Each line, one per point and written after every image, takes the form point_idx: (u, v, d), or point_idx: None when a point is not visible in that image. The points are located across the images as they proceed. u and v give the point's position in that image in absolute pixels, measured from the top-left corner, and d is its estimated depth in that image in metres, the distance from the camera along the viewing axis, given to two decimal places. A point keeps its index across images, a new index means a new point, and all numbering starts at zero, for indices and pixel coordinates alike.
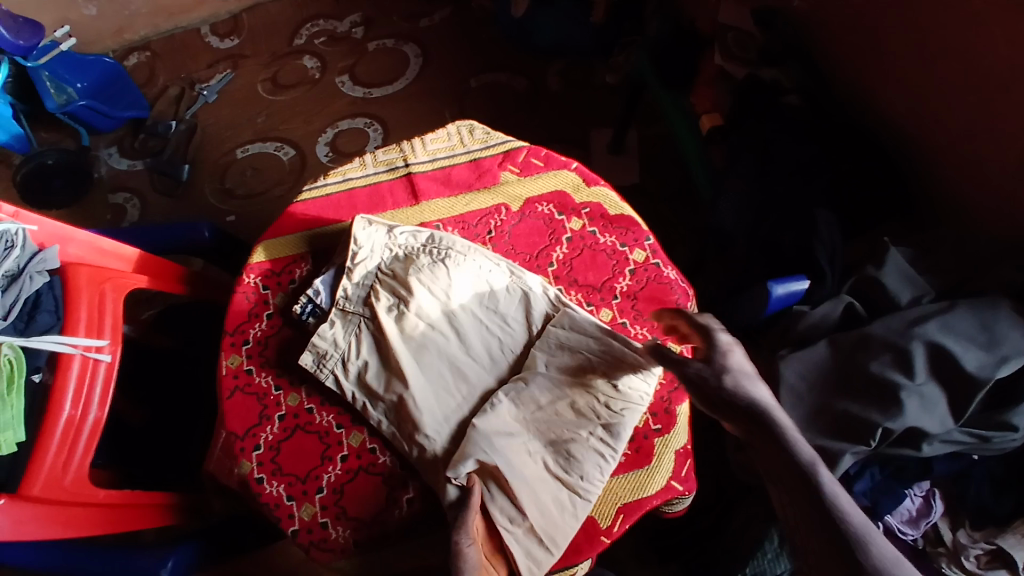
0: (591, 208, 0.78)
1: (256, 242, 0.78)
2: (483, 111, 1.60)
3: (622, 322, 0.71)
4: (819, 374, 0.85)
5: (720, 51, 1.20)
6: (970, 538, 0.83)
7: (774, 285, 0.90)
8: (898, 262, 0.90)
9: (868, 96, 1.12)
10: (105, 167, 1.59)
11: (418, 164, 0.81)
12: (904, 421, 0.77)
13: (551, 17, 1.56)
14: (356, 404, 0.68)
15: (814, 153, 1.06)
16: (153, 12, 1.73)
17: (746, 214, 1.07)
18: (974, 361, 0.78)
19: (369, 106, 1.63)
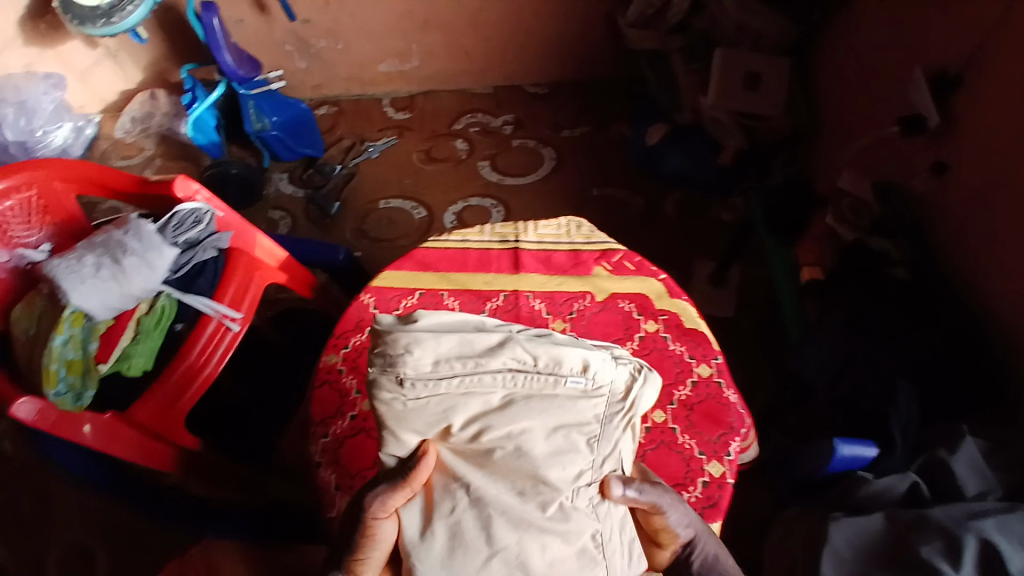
0: (668, 316, 0.86)
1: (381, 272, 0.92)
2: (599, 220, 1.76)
3: (674, 427, 0.78)
4: (868, 548, 0.83)
5: (832, 213, 1.26)
6: None
7: (839, 444, 0.94)
8: (971, 453, 0.88)
9: (972, 288, 1.09)
10: (274, 188, 1.90)
11: (527, 242, 0.93)
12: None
13: (680, 150, 1.75)
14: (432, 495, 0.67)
15: (903, 329, 1.07)
16: (350, 79, 2.03)
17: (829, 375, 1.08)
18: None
19: (499, 192, 1.85)
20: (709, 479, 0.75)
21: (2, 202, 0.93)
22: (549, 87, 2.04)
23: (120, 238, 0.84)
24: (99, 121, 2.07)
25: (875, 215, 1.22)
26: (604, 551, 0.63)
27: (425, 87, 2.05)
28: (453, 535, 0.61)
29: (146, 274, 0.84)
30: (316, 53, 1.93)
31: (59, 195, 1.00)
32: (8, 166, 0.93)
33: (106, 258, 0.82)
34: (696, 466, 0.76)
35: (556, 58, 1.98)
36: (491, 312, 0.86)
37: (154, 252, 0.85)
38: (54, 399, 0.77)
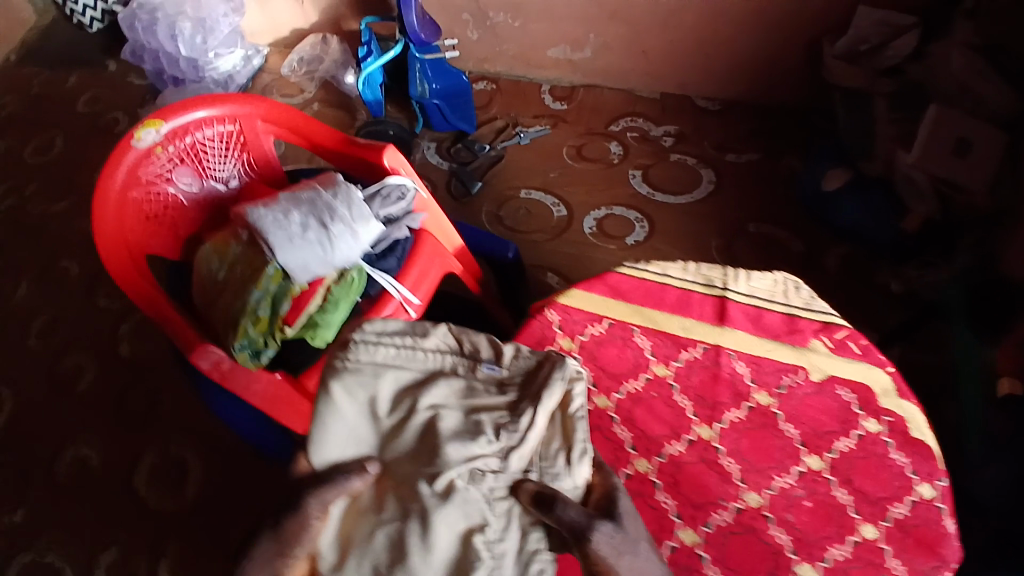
0: (893, 419, 0.74)
1: (568, 286, 0.84)
2: (750, 259, 1.62)
3: (886, 549, 0.66)
4: None
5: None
6: None
7: None
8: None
9: None
10: (420, 155, 1.87)
11: (735, 292, 0.83)
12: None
13: (859, 202, 1.58)
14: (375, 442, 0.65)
15: None
16: (516, 57, 1.97)
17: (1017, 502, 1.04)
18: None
19: (648, 205, 1.73)
20: (677, 545, 0.66)
21: (201, 132, 0.94)
22: (721, 105, 1.91)
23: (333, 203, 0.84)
24: (266, 54, 2.12)
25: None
26: (491, 551, 0.59)
27: (590, 80, 1.98)
28: (393, 545, 0.58)
29: (351, 245, 0.82)
30: (491, 26, 1.89)
31: (259, 137, 0.99)
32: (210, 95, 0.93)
33: (315, 221, 0.81)
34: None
35: (736, 75, 1.84)
36: (687, 363, 0.78)
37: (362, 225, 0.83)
38: (237, 352, 0.80)
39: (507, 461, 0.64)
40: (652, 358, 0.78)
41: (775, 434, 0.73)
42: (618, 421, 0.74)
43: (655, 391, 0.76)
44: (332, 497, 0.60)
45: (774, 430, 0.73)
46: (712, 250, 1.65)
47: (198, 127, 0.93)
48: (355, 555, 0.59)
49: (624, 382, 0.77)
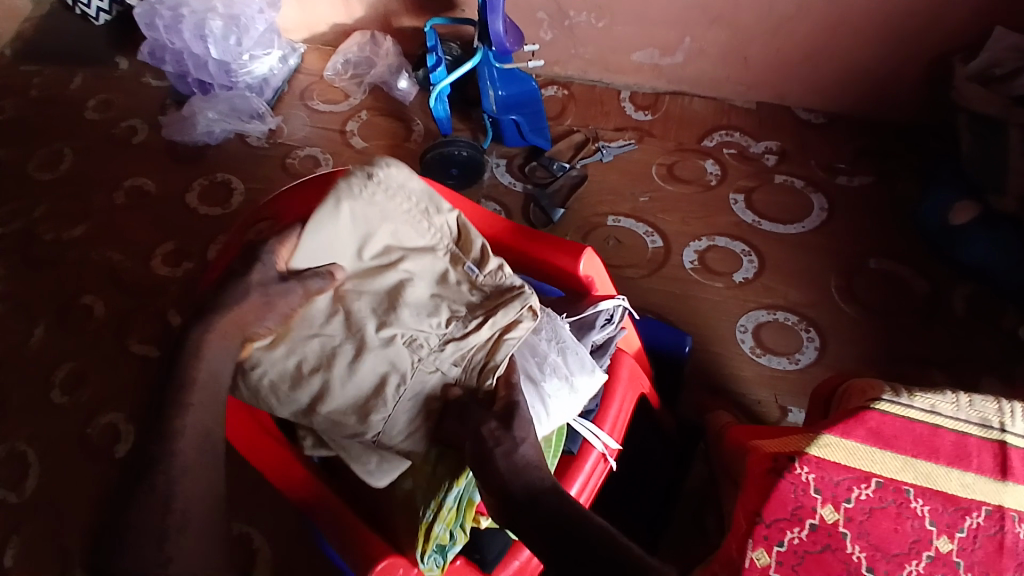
0: None
1: (822, 431, 0.84)
2: (874, 299, 1.45)
3: None
4: None
5: None
6: None
7: None
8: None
9: None
10: (489, 173, 1.67)
11: (1013, 435, 0.82)
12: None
13: (994, 239, 1.39)
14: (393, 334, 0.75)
15: None
16: (593, 61, 1.76)
17: None
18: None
19: (753, 236, 1.55)
20: None
21: None
22: (824, 118, 1.72)
23: (540, 346, 0.82)
24: (303, 52, 1.92)
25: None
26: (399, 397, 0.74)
27: (674, 87, 1.77)
28: (362, 371, 0.73)
29: (566, 397, 0.80)
30: (569, 26, 1.68)
31: None
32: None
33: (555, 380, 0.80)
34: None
35: (845, 86, 1.66)
36: (973, 533, 0.77)
37: (578, 374, 0.81)
38: (425, 564, 0.72)
39: (445, 347, 0.77)
40: (935, 530, 0.78)
41: None
42: None
43: (942, 573, 0.76)
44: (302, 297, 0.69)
45: None
46: (831, 289, 1.47)
47: None
48: (287, 346, 0.72)
49: (907, 564, 0.76)
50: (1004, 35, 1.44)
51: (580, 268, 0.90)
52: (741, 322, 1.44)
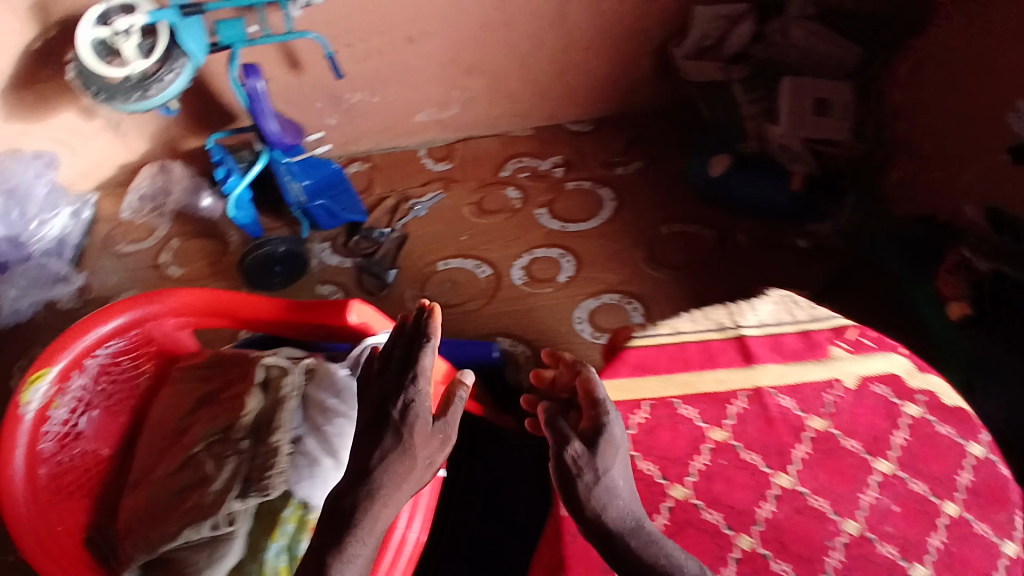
0: (927, 396, 0.88)
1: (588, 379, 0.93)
2: (675, 258, 1.68)
3: (968, 517, 0.80)
4: None
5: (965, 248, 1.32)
6: None
7: None
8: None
9: None
10: (317, 260, 1.72)
11: (747, 328, 0.95)
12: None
13: (751, 181, 1.69)
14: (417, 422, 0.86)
15: None
16: (383, 132, 1.90)
17: None
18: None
19: (566, 239, 1.74)
20: (740, 555, 0.78)
21: (96, 352, 1.03)
22: (592, 124, 1.98)
23: (321, 399, 0.99)
24: (95, 202, 1.84)
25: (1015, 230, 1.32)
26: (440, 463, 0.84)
27: (463, 134, 1.95)
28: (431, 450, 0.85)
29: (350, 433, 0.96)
30: (349, 107, 1.81)
31: (174, 336, 1.14)
32: (87, 319, 1.02)
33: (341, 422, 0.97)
34: (994, 560, 0.78)
35: (601, 95, 1.92)
36: (739, 417, 0.86)
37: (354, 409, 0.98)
38: None
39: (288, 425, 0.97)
40: (708, 424, 0.86)
41: (842, 454, 0.84)
42: (703, 505, 0.81)
43: (724, 458, 0.83)
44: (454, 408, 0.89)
45: (840, 449, 0.84)
46: (641, 263, 1.68)
47: (96, 350, 1.03)
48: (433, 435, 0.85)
49: (692, 461, 0.84)
50: (704, 14, 1.69)
51: (351, 318, 0.98)
52: (576, 315, 1.59)
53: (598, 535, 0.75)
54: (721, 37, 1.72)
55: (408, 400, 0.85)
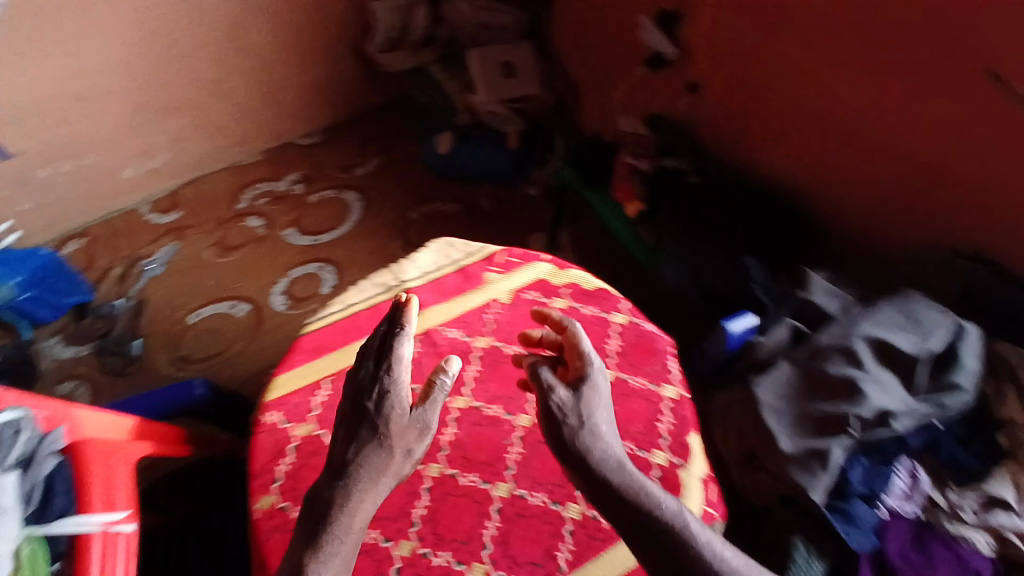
0: (570, 287, 0.91)
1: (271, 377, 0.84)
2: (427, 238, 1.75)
3: (624, 376, 0.84)
4: (790, 389, 0.94)
5: (627, 151, 1.40)
6: (959, 493, 0.87)
7: (727, 325, 1.04)
8: (786, 328, 1.01)
9: (751, 174, 1.32)
10: (48, 359, 1.54)
11: (409, 281, 0.92)
12: (991, 525, 0.84)
13: (475, 150, 1.76)
14: (384, 420, 0.72)
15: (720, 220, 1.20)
16: (92, 199, 1.73)
17: (688, 275, 1.22)
18: (920, 438, 0.92)
19: (320, 252, 1.72)
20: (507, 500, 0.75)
21: None
22: (323, 134, 1.98)
23: None
24: None
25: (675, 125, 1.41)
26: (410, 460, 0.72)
27: (188, 177, 1.84)
28: (407, 453, 0.72)
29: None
30: (38, 185, 1.62)
31: None
32: None
33: None
34: (656, 410, 0.82)
35: (318, 102, 1.92)
36: (414, 362, 0.84)
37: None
38: None
39: None
40: None
41: (507, 363, 0.85)
42: None
43: None
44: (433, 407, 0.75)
45: (504, 359, 0.85)
46: (399, 252, 1.73)
47: None
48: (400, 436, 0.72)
49: None
50: (381, 6, 1.72)
51: None
52: None
53: (581, 481, 0.69)
54: (403, 25, 1.77)
55: (382, 392, 0.74)
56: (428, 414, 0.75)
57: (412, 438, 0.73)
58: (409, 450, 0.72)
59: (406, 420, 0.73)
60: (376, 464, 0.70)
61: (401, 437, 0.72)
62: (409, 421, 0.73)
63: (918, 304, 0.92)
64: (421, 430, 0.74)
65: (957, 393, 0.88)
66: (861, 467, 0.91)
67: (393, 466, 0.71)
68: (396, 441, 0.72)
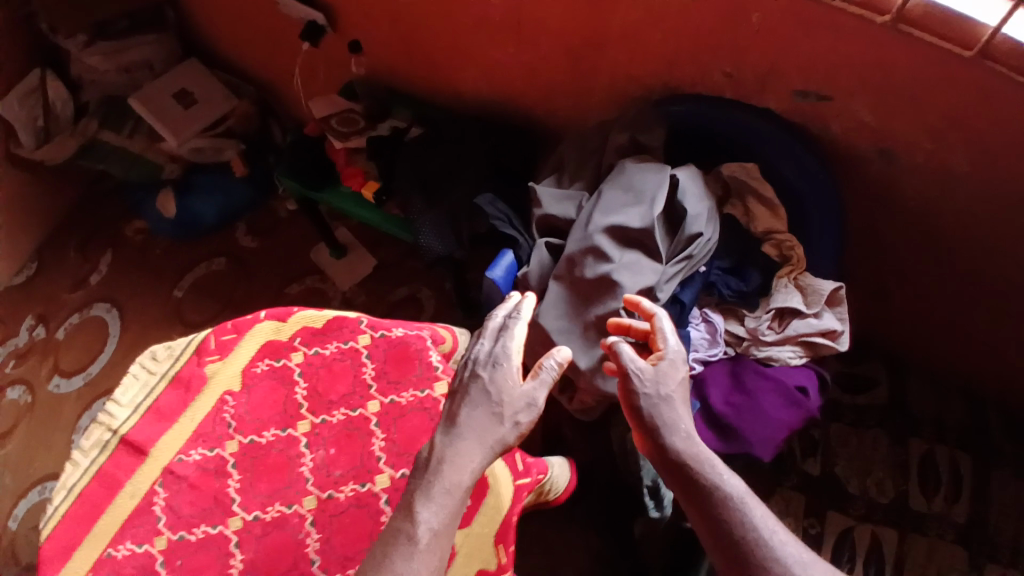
0: (301, 336, 0.79)
1: None
2: (204, 309, 1.50)
3: (391, 399, 0.75)
4: (568, 305, 0.94)
5: (333, 137, 1.25)
6: (756, 317, 0.95)
7: (491, 273, 0.98)
8: (544, 249, 0.99)
9: (457, 99, 1.27)
10: None
11: (126, 424, 0.76)
12: (782, 335, 0.92)
13: (201, 196, 1.54)
14: (497, 396, 0.68)
15: (447, 165, 1.17)
16: None
17: (450, 236, 1.13)
18: (692, 292, 0.93)
19: (98, 387, 1.42)
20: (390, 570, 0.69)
21: None
22: (35, 258, 1.59)
23: None
24: None
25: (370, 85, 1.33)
26: (489, 452, 0.66)
27: None
28: (497, 442, 0.67)
29: None
30: None
31: None
32: None
33: None
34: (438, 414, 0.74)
35: None
36: (167, 512, 0.71)
37: None
38: None
39: None
40: (146, 544, 0.70)
41: (265, 453, 0.73)
42: None
43: (178, 560, 0.69)
44: (536, 396, 0.69)
45: (260, 451, 0.73)
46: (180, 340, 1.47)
47: None
48: (502, 421, 0.67)
49: None
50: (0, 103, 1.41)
51: None
52: None
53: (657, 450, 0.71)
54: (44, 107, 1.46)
55: (494, 363, 0.70)
56: (528, 401, 0.69)
57: (517, 413, 0.68)
58: (509, 435, 0.67)
59: (515, 398, 0.68)
60: (461, 452, 0.65)
61: (489, 425, 0.67)
62: (511, 408, 0.68)
63: (634, 173, 0.93)
64: (517, 409, 0.68)
65: (699, 238, 0.89)
66: None
67: (484, 448, 0.66)
68: (495, 426, 0.67)
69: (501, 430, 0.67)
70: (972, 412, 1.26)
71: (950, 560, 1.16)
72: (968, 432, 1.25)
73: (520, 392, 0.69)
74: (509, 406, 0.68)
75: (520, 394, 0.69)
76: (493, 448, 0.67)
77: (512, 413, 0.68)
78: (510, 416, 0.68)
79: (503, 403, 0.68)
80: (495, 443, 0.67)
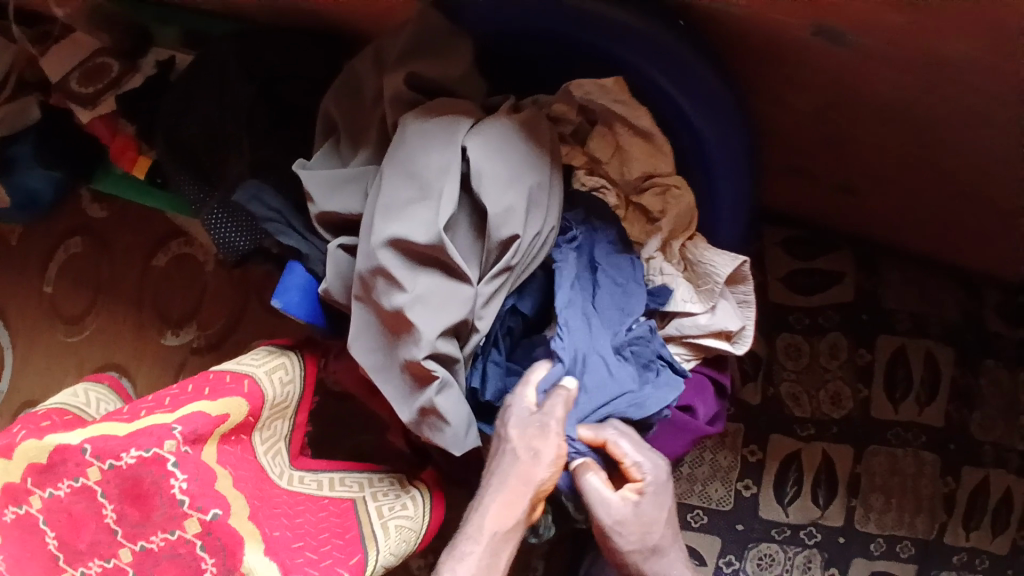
0: (29, 476, 0.64)
1: None
2: (78, 303, 1.34)
3: (142, 546, 0.63)
4: (377, 337, 0.68)
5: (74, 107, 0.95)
6: None
7: (275, 299, 0.73)
8: (339, 253, 0.71)
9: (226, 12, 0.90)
10: None
11: None
12: (665, 334, 0.71)
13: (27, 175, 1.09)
14: (516, 429, 0.63)
15: (215, 120, 0.83)
16: None
17: (239, 224, 0.80)
18: (533, 297, 0.71)
19: (14, 404, 1.35)
20: None
21: None
22: None
23: None
24: None
25: (103, 7, 0.96)
26: (518, 491, 0.62)
27: None
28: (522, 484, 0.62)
29: None
30: None
31: None
32: None
33: None
34: (193, 559, 0.62)
35: None
36: None
37: None
38: None
39: None
40: None
41: None
42: None
43: None
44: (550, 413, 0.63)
45: None
46: (66, 342, 1.33)
47: None
48: (524, 452, 0.63)
49: None
50: None
51: None
52: None
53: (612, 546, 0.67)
54: None
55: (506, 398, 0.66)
56: (538, 421, 0.63)
57: (538, 440, 0.62)
58: (532, 470, 0.62)
59: (527, 425, 0.63)
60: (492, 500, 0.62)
61: (513, 460, 0.63)
62: (526, 438, 0.63)
63: (418, 146, 0.64)
64: (537, 430, 0.63)
65: (514, 244, 0.63)
66: (494, 372, 0.70)
67: (508, 490, 0.62)
68: (518, 464, 0.63)
69: (521, 465, 0.63)
70: (952, 291, 1.05)
71: (912, 470, 1.03)
72: (945, 316, 1.05)
73: (536, 417, 0.63)
74: (526, 433, 0.63)
75: (535, 416, 0.63)
76: (526, 489, 0.62)
77: (534, 441, 0.62)
78: (531, 444, 0.62)
79: (522, 432, 0.63)
80: (520, 481, 0.62)
